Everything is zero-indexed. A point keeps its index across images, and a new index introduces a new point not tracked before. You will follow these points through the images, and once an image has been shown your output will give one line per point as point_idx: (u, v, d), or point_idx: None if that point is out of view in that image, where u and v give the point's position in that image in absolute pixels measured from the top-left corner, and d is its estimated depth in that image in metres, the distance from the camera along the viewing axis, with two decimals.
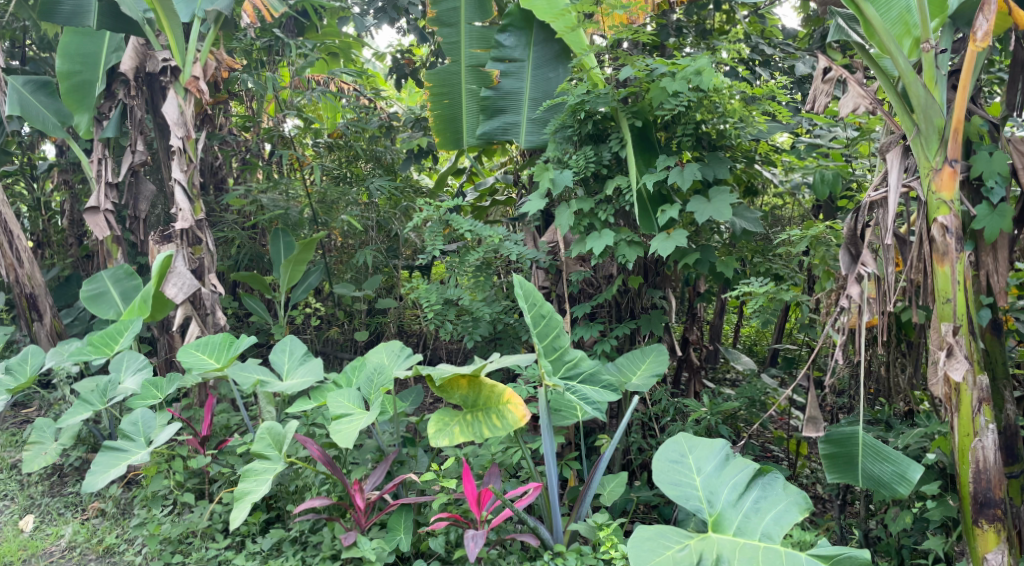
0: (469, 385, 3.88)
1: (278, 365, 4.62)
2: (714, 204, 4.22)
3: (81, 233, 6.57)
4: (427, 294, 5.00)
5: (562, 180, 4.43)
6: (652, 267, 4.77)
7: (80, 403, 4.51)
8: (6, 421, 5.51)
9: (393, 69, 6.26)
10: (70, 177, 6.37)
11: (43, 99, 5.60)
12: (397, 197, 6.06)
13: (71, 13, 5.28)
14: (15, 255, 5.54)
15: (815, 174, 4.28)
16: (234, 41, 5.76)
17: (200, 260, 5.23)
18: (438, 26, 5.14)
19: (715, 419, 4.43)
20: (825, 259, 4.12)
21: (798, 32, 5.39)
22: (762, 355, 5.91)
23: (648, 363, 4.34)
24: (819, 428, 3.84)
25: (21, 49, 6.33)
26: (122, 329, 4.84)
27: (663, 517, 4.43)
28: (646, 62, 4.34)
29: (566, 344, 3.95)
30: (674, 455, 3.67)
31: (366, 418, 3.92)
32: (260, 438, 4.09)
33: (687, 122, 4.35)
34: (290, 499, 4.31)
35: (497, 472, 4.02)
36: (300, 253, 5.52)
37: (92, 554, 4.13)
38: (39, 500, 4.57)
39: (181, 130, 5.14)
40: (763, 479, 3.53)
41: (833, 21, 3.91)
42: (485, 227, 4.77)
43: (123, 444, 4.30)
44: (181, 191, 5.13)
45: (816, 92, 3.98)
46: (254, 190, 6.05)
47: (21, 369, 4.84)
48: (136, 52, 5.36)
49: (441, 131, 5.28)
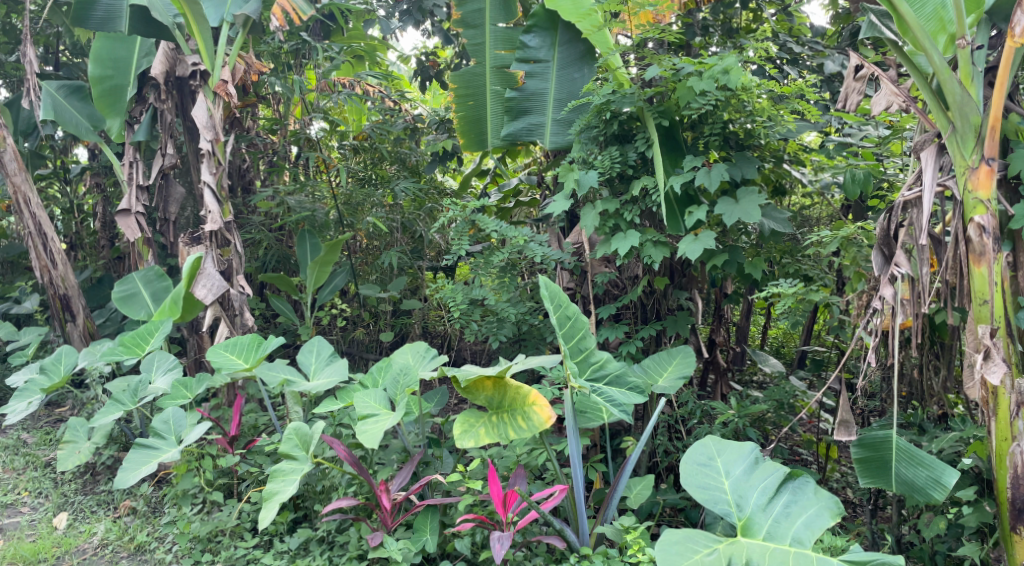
0: (495, 386, 3.87)
1: (305, 365, 4.66)
2: (742, 205, 4.18)
3: (113, 235, 6.67)
4: (453, 294, 5.01)
5: (588, 180, 4.41)
6: (679, 268, 4.74)
7: (112, 403, 4.53)
8: (40, 420, 5.61)
9: (418, 71, 6.29)
10: (104, 180, 6.47)
11: (76, 103, 5.72)
12: (422, 198, 6.07)
13: (104, 18, 5.45)
14: (50, 257, 5.64)
15: (846, 173, 4.21)
16: (262, 44, 5.82)
17: (228, 261, 5.27)
18: (463, 28, 5.17)
19: (743, 422, 4.39)
20: (857, 260, 4.06)
21: (828, 30, 5.32)
22: (789, 358, 5.84)
23: (676, 365, 4.31)
24: (851, 432, 3.79)
25: (55, 54, 6.43)
26: (152, 329, 4.93)
27: (690, 521, 4.39)
28: (672, 62, 4.31)
29: (593, 346, 3.94)
30: (702, 458, 3.65)
31: (392, 418, 3.93)
32: (287, 439, 4.11)
33: (715, 121, 4.32)
34: (317, 499, 4.34)
35: (523, 474, 4.02)
36: (327, 253, 5.56)
37: (124, 552, 4.19)
38: (72, 498, 4.64)
39: (210, 133, 5.19)
40: (794, 483, 3.48)
41: (866, 18, 3.84)
42: (510, 228, 4.77)
43: (154, 442, 4.36)
44: (210, 193, 5.17)
45: (848, 90, 3.95)
46: (281, 192, 6.09)
47: (55, 369, 4.92)
48: (167, 57, 5.41)
49: (466, 132, 5.30)
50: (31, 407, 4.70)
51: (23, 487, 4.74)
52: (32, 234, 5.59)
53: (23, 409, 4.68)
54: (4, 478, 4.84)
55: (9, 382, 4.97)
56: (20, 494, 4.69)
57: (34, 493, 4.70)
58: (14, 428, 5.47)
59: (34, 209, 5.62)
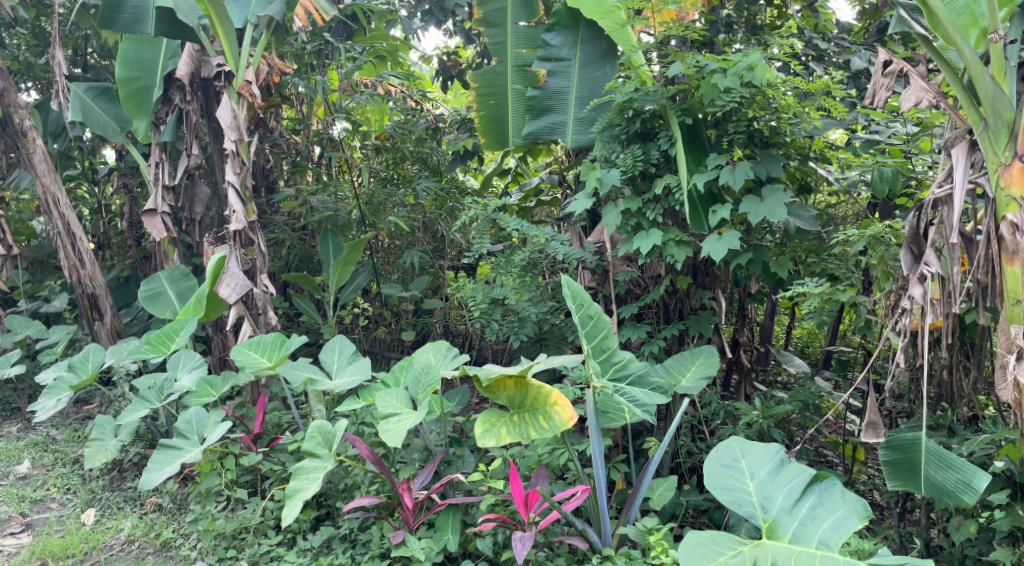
0: (516, 385, 3.87)
1: (328, 364, 4.68)
2: (768, 204, 4.15)
3: (140, 235, 6.74)
4: (474, 294, 5.02)
5: (610, 179, 4.40)
6: (702, 267, 4.72)
7: (138, 400, 4.60)
8: (69, 417, 5.69)
9: (439, 71, 6.30)
10: (130, 180, 6.54)
11: (103, 104, 5.80)
12: (443, 198, 6.07)
13: (132, 19, 5.42)
14: (78, 257, 5.72)
15: (873, 171, 4.16)
16: (286, 45, 5.86)
17: (252, 260, 5.31)
18: (485, 27, 5.16)
19: (768, 423, 4.34)
20: (885, 259, 4.00)
21: (854, 25, 5.24)
22: (814, 358, 5.77)
23: (699, 365, 4.28)
24: (880, 434, 3.77)
25: (84, 57, 6.50)
26: (178, 329, 4.99)
27: (713, 522, 4.35)
28: (696, 59, 4.28)
29: (615, 346, 3.92)
30: (726, 459, 3.62)
31: (414, 418, 3.93)
32: (310, 437, 4.14)
33: (739, 119, 4.28)
34: (340, 497, 4.36)
35: (544, 474, 4.01)
36: (349, 253, 5.59)
37: (150, 548, 4.24)
38: (100, 494, 4.70)
39: (234, 134, 5.23)
40: (820, 485, 3.44)
41: (895, 13, 3.80)
42: (532, 227, 4.76)
43: (178, 442, 4.41)
44: (234, 193, 5.21)
45: (876, 86, 3.99)
46: (305, 192, 6.11)
47: (83, 367, 4.98)
48: (192, 59, 5.49)
49: (487, 132, 5.30)
50: (60, 404, 4.78)
51: (52, 483, 4.80)
52: (61, 234, 5.68)
53: (51, 407, 4.76)
54: (33, 474, 4.91)
55: (38, 379, 5.05)
56: (49, 489, 4.76)
57: (62, 490, 4.76)
58: (43, 425, 5.55)
59: (62, 209, 5.71)
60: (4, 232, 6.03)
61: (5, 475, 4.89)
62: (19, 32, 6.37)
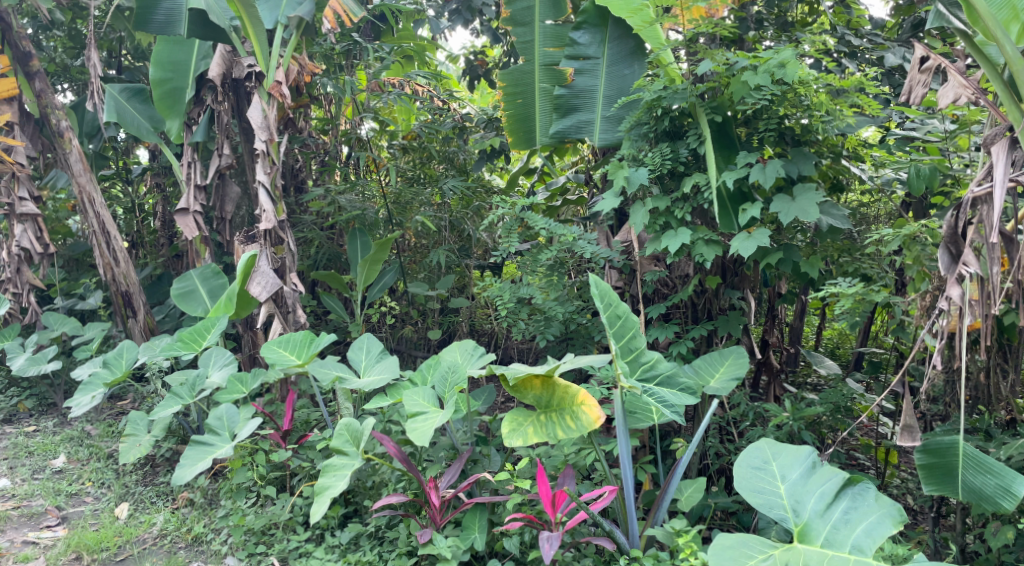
0: (544, 385, 3.87)
1: (356, 362, 4.71)
2: (799, 203, 4.10)
3: (172, 234, 6.83)
4: (501, 293, 5.02)
5: (638, 178, 4.37)
6: (731, 267, 4.67)
7: (171, 396, 4.71)
8: (103, 413, 5.79)
9: (466, 70, 6.31)
10: (163, 180, 6.64)
11: (137, 106, 5.88)
12: (469, 197, 6.09)
13: (165, 22, 5.49)
14: (113, 255, 5.82)
15: (910, 168, 4.13)
16: (316, 45, 5.91)
17: (282, 259, 5.36)
18: (512, 26, 5.16)
19: (798, 425, 4.28)
20: (920, 260, 3.92)
21: (888, 21, 5.16)
22: (845, 359, 5.69)
23: (728, 366, 4.22)
24: (916, 437, 3.74)
25: (118, 59, 6.61)
26: (208, 326, 5.06)
27: (741, 524, 4.30)
28: (726, 56, 4.25)
29: (643, 346, 3.91)
30: (756, 462, 3.58)
31: (442, 416, 3.96)
32: (338, 434, 4.15)
33: (770, 117, 4.25)
34: (367, 495, 4.39)
35: (571, 474, 3.99)
36: (376, 253, 5.61)
37: (182, 542, 4.30)
38: (133, 489, 4.77)
39: (264, 134, 5.29)
40: (854, 489, 3.40)
41: (934, 7, 3.81)
42: (559, 226, 4.76)
43: (210, 438, 4.46)
44: (264, 193, 5.27)
45: (912, 82, 3.98)
46: (333, 191, 6.11)
47: (118, 363, 5.05)
48: (223, 59, 5.59)
49: (514, 131, 5.29)
50: (95, 401, 4.85)
51: (87, 477, 4.89)
52: (96, 232, 5.78)
53: (86, 403, 4.84)
54: (69, 468, 5.00)
55: (74, 375, 5.14)
56: (84, 484, 4.84)
57: (97, 484, 4.84)
58: (78, 420, 5.66)
59: (98, 208, 5.80)
60: (42, 231, 6.16)
61: (42, 469, 4.98)
62: (57, 35, 6.51)
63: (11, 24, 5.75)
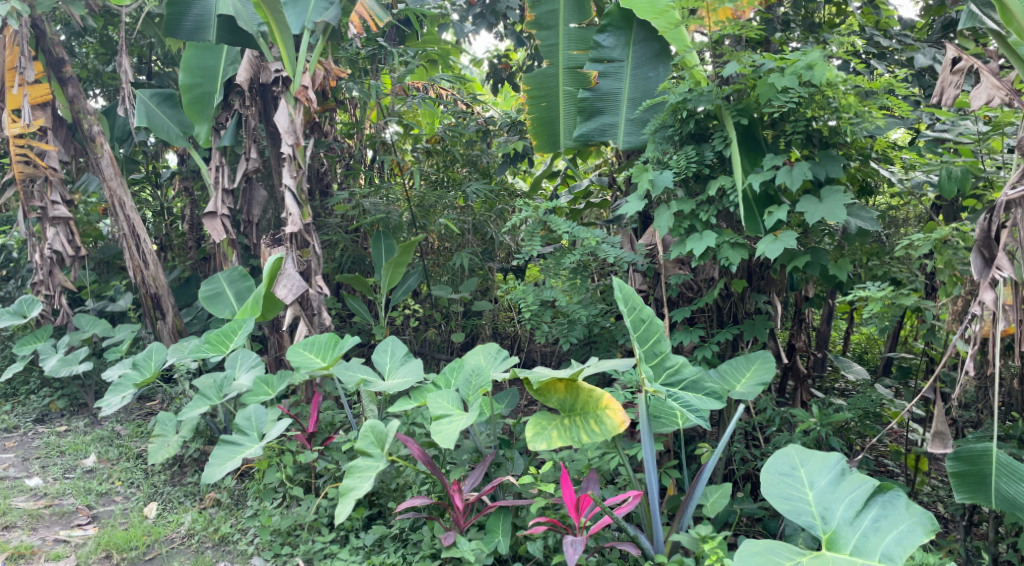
0: (567, 389, 3.87)
1: (380, 364, 4.73)
2: (827, 204, 4.07)
3: (200, 237, 6.91)
4: (524, 296, 5.01)
5: (663, 181, 4.33)
6: (757, 270, 4.63)
7: (199, 397, 4.77)
8: (133, 413, 5.88)
9: (490, 74, 6.31)
10: (192, 184, 6.74)
11: (167, 110, 5.97)
12: (493, 200, 6.10)
13: (194, 27, 5.53)
14: (142, 258, 5.92)
15: (941, 170, 4.07)
16: (341, 50, 5.97)
17: (308, 262, 5.40)
18: (536, 29, 5.17)
19: (826, 431, 4.22)
20: (953, 264, 3.85)
21: (917, 22, 5.10)
22: (873, 364, 5.61)
23: (754, 370, 4.18)
24: (948, 445, 3.66)
25: (148, 64, 6.70)
26: (235, 328, 5.11)
27: (768, 531, 4.26)
28: (752, 58, 4.23)
29: (668, 350, 3.91)
30: (784, 468, 3.55)
31: (466, 419, 3.96)
32: (363, 436, 4.19)
33: (798, 119, 4.22)
34: (391, 497, 4.41)
35: (595, 478, 3.97)
36: (401, 256, 5.63)
37: (209, 542, 4.34)
38: (162, 488, 4.83)
39: (291, 138, 5.34)
40: (884, 496, 3.36)
41: (967, 8, 3.77)
42: (582, 230, 4.70)
43: (238, 438, 4.51)
44: (291, 196, 5.32)
45: (945, 83, 3.99)
46: (358, 194, 6.13)
47: (147, 365, 5.12)
48: (251, 64, 5.63)
49: (538, 134, 5.30)
50: (124, 401, 4.91)
51: (117, 477, 4.95)
52: (126, 235, 5.87)
53: (116, 404, 4.89)
54: (99, 468, 5.07)
55: (104, 376, 5.22)
56: (113, 483, 4.91)
57: (126, 483, 4.90)
58: (109, 420, 5.74)
59: (128, 211, 5.90)
60: (73, 234, 6.26)
61: (73, 468, 5.06)
62: (89, 41, 6.61)
63: (44, 31, 5.86)
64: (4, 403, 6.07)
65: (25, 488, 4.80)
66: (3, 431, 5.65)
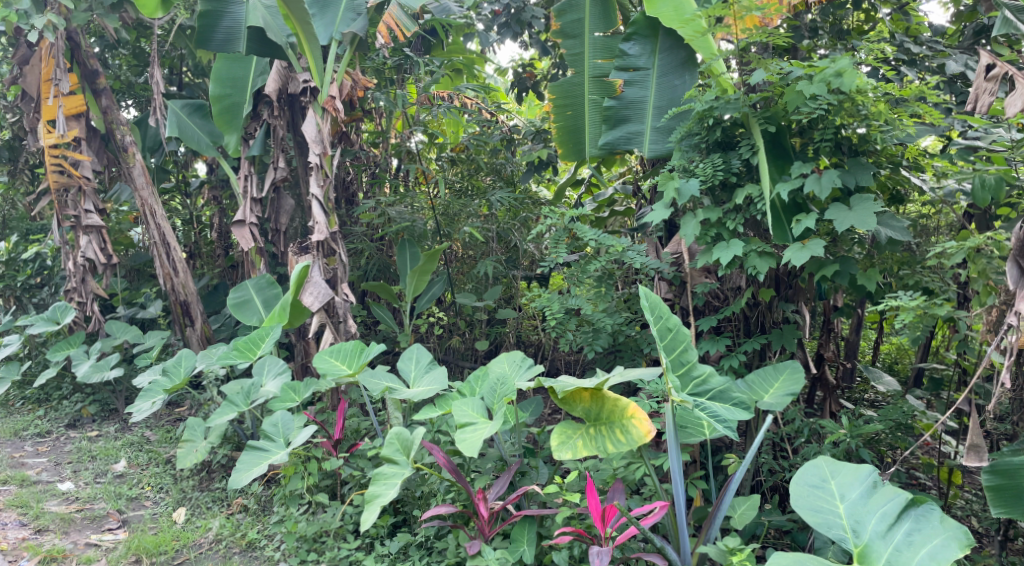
0: (592, 398, 3.87)
1: (406, 372, 4.75)
2: (856, 212, 4.03)
3: (228, 245, 6.98)
4: (549, 304, 4.97)
5: (689, 189, 4.31)
6: (785, 279, 4.59)
7: (227, 404, 4.82)
8: (162, 419, 5.96)
9: (514, 83, 6.25)
10: (220, 193, 6.83)
11: (197, 121, 6.08)
12: (517, 208, 6.03)
13: (225, 39, 5.62)
14: (172, 266, 6.01)
15: (974, 179, 4.02)
16: (368, 60, 6.02)
17: (334, 270, 5.45)
18: (562, 38, 5.19)
19: (856, 442, 4.17)
20: (987, 272, 3.82)
21: (948, 28, 5.04)
22: (903, 375, 5.51)
23: (782, 381, 4.13)
24: (982, 458, 3.66)
25: (179, 75, 6.81)
26: (263, 335, 5.11)
27: (796, 543, 4.20)
28: (780, 65, 4.21)
29: (695, 359, 3.87)
30: (814, 479, 3.51)
31: (490, 427, 3.96)
32: (389, 443, 4.19)
33: (826, 126, 4.17)
34: (416, 504, 4.42)
35: (621, 488, 3.94)
36: (425, 263, 5.69)
37: (236, 548, 4.38)
38: (190, 494, 4.88)
39: (318, 147, 5.39)
40: (917, 510, 3.31)
41: (1000, 13, 3.85)
42: (608, 237, 4.71)
43: (264, 444, 4.54)
44: (318, 205, 5.37)
45: (979, 91, 4.09)
46: (383, 203, 6.17)
47: (177, 371, 5.16)
48: (279, 75, 5.70)
49: (564, 142, 5.30)
50: (154, 407, 4.98)
51: (146, 482, 5.01)
52: (157, 243, 5.96)
53: (146, 409, 4.96)
54: (130, 473, 5.13)
55: (135, 382, 5.28)
56: (143, 488, 4.97)
57: (156, 488, 4.96)
58: (139, 426, 5.82)
59: (159, 220, 6.00)
60: (105, 242, 6.36)
61: (104, 473, 5.13)
62: (122, 53, 6.73)
63: (79, 44, 5.99)
64: (38, 408, 6.18)
65: (58, 492, 4.87)
66: (37, 435, 5.76)
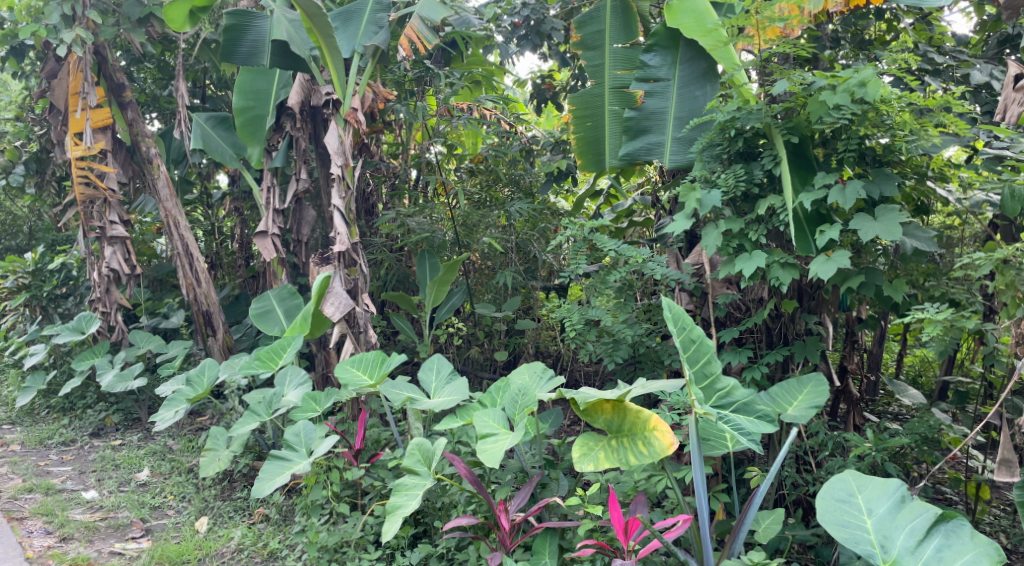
0: (614, 410, 3.84)
1: (426, 383, 4.75)
2: (881, 223, 3.99)
3: (249, 255, 7.03)
4: (569, 315, 4.93)
5: (711, 201, 4.29)
6: (808, 291, 4.55)
7: (249, 413, 4.82)
8: (184, 428, 6.00)
9: (534, 94, 6.21)
10: (242, 205, 6.88)
11: (222, 133, 6.14)
12: (536, 219, 6.08)
13: (250, 52, 5.70)
14: (195, 276, 6.07)
15: (1003, 189, 3.95)
16: (389, 73, 6.06)
17: (355, 280, 5.48)
18: (583, 50, 5.20)
19: (881, 456, 4.12)
20: (1015, 285, 3.75)
21: (972, 37, 5.02)
22: (927, 387, 5.44)
23: (807, 394, 4.09)
24: (1014, 473, 3.70)
25: (202, 88, 6.89)
26: (285, 345, 5.12)
27: (821, 558, 4.16)
28: (803, 76, 4.17)
29: (718, 371, 3.82)
30: (841, 494, 3.46)
31: (512, 438, 3.96)
32: (411, 454, 4.19)
33: (850, 136, 4.13)
34: (437, 515, 4.41)
35: (643, 500, 3.92)
36: (445, 274, 5.68)
37: (258, 557, 4.40)
38: (212, 503, 4.91)
39: (340, 159, 5.43)
40: (947, 525, 3.26)
41: None
42: (628, 248, 4.68)
43: (287, 453, 4.56)
44: (339, 217, 5.41)
45: (1008, 100, 4.14)
46: (403, 214, 6.18)
47: (199, 381, 5.18)
48: (302, 88, 5.78)
49: (583, 152, 5.29)
50: (176, 416, 4.98)
51: (169, 491, 5.05)
52: (180, 254, 6.03)
53: (170, 418, 4.97)
54: (152, 482, 5.17)
55: (159, 392, 5.32)
56: (166, 497, 5.00)
57: (178, 498, 4.99)
58: (162, 436, 5.87)
59: (182, 231, 6.06)
60: (130, 253, 6.42)
61: (127, 482, 5.17)
62: (147, 67, 6.83)
63: (106, 58, 6.10)
64: (63, 417, 6.25)
65: (82, 500, 4.91)
66: (62, 444, 5.82)
